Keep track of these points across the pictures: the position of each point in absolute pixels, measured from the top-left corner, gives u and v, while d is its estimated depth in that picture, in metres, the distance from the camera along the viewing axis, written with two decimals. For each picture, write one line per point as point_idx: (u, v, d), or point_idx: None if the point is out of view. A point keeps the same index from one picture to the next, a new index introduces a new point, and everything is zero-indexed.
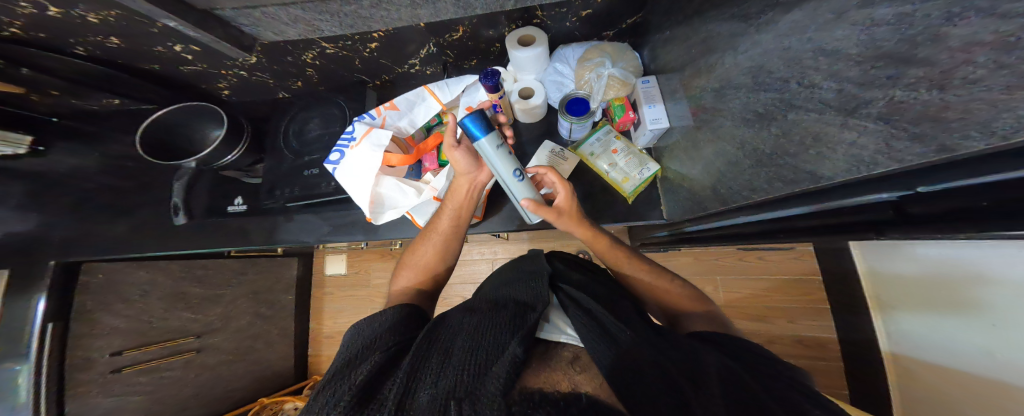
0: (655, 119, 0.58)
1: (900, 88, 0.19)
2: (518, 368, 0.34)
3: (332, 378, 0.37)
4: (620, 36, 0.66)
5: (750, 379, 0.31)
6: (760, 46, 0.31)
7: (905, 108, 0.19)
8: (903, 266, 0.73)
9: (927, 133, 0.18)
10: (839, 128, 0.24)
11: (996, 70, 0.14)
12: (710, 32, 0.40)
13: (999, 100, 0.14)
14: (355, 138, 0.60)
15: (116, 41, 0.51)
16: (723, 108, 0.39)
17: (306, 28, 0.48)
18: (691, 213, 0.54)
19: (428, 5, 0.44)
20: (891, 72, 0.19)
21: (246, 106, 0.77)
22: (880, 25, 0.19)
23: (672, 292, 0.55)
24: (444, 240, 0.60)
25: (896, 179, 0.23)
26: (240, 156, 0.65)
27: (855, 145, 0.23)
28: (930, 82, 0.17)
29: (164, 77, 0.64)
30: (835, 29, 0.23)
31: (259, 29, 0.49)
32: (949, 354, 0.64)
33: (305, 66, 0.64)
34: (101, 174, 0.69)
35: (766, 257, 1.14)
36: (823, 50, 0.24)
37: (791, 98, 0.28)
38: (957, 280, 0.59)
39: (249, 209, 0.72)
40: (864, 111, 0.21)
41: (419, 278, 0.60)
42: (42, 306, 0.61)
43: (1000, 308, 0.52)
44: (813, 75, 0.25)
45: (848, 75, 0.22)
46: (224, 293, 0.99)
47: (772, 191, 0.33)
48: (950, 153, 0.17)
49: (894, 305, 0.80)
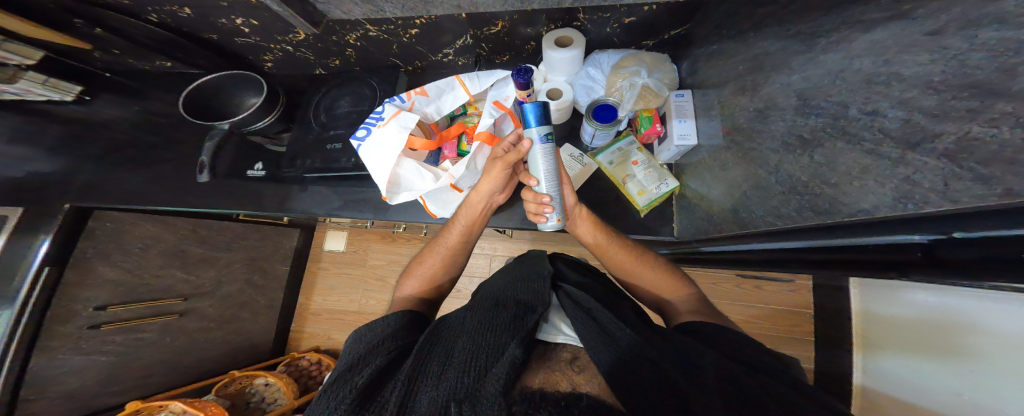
0: (683, 135, 0.57)
1: (979, 123, 0.18)
2: (517, 370, 0.34)
3: (336, 383, 0.37)
4: (659, 47, 0.66)
5: (748, 378, 0.30)
6: (823, 67, 0.30)
7: (978, 146, 0.18)
8: (897, 309, 0.70)
9: (995, 175, 0.18)
10: (894, 162, 0.23)
11: None
12: (764, 50, 0.39)
13: None
14: (383, 118, 0.61)
15: (187, 11, 0.54)
16: (763, 130, 0.38)
17: (370, 8, 0.50)
18: (704, 232, 0.54)
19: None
20: (974, 104, 0.18)
21: (282, 78, 0.78)
22: (979, 51, 0.18)
23: (670, 286, 0.55)
24: (450, 253, 0.63)
25: (932, 222, 0.23)
26: (270, 124, 0.67)
27: (908, 180, 0.22)
28: (1016, 120, 0.17)
29: (216, 45, 0.65)
30: (922, 52, 0.21)
31: (330, 7, 0.51)
32: (918, 394, 0.62)
33: (346, 47, 0.65)
34: (133, 127, 0.72)
35: (763, 287, 1.11)
36: (901, 74, 0.23)
37: (844, 125, 0.27)
38: (946, 325, 0.56)
39: (268, 175, 0.74)
40: (929, 145, 0.21)
41: (421, 287, 0.61)
42: (42, 249, 0.64)
43: (981, 356, 0.49)
44: (879, 101, 0.24)
45: (922, 104, 0.21)
46: (221, 256, 1.02)
47: (801, 221, 0.32)
48: (1015, 198, 0.17)
49: (880, 344, 0.76)
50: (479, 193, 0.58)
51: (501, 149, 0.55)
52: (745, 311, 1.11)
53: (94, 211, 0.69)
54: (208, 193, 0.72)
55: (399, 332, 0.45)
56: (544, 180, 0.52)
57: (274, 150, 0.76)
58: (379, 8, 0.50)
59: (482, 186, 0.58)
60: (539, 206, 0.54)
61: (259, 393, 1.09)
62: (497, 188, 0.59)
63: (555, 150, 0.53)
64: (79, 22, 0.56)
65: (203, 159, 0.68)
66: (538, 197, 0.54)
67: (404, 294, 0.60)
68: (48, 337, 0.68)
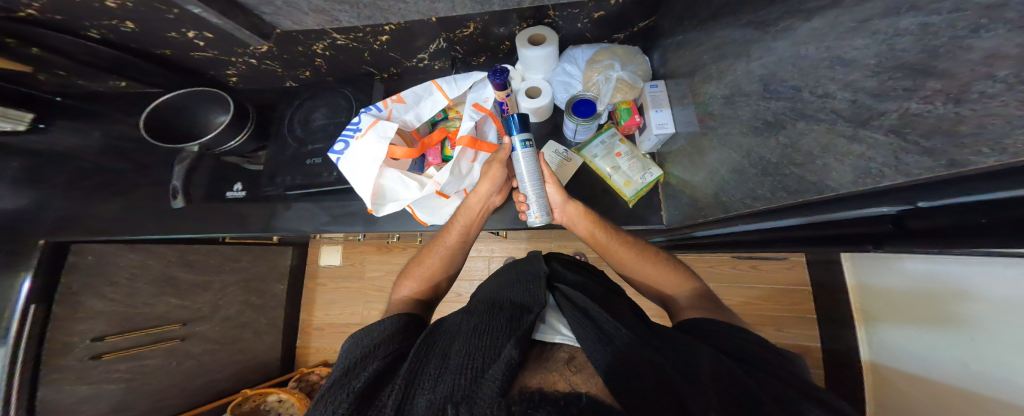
0: (661, 124, 0.58)
1: (915, 101, 0.19)
2: (514, 371, 0.34)
3: (334, 386, 0.37)
4: (632, 40, 0.66)
5: (745, 375, 0.31)
6: (775, 54, 0.31)
7: (917, 121, 0.19)
8: (889, 279, 0.73)
9: (937, 147, 0.18)
10: (848, 140, 0.24)
11: (1015, 85, 0.14)
12: (724, 39, 0.40)
13: (1012, 115, 0.15)
14: (360, 129, 0.60)
15: (130, 25, 0.51)
16: (732, 115, 0.39)
17: (325, 18, 0.49)
18: (692, 218, 0.55)
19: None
20: (908, 84, 0.19)
21: (251, 93, 0.76)
22: (900, 36, 0.19)
23: (670, 280, 0.55)
24: (449, 253, 0.62)
25: (895, 195, 0.24)
26: (242, 142, 0.65)
27: (862, 158, 0.23)
28: (946, 95, 0.17)
29: (169, 61, 0.63)
30: (855, 37, 0.22)
31: (279, 18, 0.50)
32: (925, 365, 0.64)
33: (314, 57, 0.64)
34: (101, 154, 0.69)
35: (761, 266, 1.13)
36: (842, 58, 0.24)
37: (802, 108, 0.28)
38: (941, 293, 0.59)
39: (248, 195, 0.72)
40: (876, 123, 0.21)
41: (419, 287, 0.60)
42: (25, 286, 0.59)
43: (982, 323, 0.51)
44: (827, 84, 0.25)
45: (864, 86, 0.22)
46: (213, 280, 0.97)
47: (777, 201, 0.33)
48: (960, 168, 0.17)
49: (879, 317, 0.79)
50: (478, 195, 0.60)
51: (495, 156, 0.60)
52: (744, 292, 1.13)
53: (74, 245, 0.64)
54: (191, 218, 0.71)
55: (399, 335, 0.45)
56: (523, 180, 0.55)
57: (252, 170, 0.73)
58: (332, 18, 0.49)
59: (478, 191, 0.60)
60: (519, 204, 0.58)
61: (273, 410, 1.09)
62: (495, 189, 0.61)
63: (535, 153, 0.54)
64: (12, 42, 0.52)
65: (176, 184, 0.65)
66: (518, 195, 0.57)
67: (402, 295, 0.60)
68: (50, 371, 0.63)
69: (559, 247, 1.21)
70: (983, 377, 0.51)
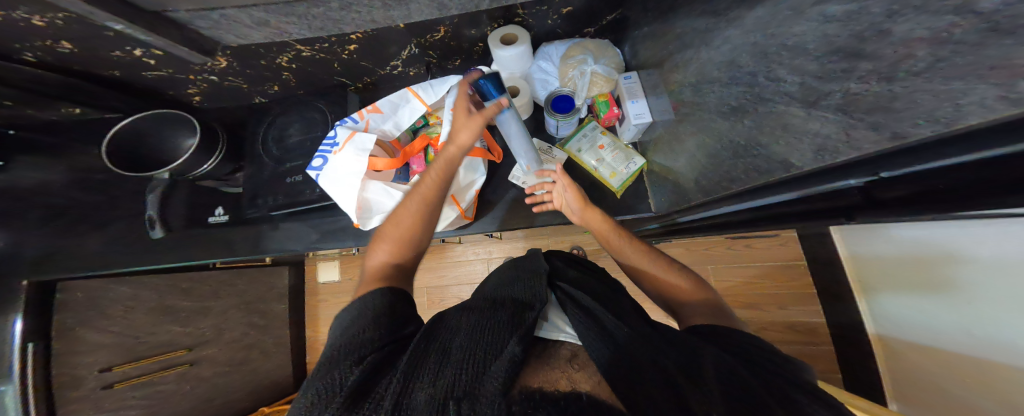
0: (639, 114, 0.59)
1: (854, 81, 0.20)
2: (517, 368, 0.33)
3: (323, 373, 0.36)
4: (602, 33, 0.67)
5: (746, 372, 0.32)
6: (731, 42, 0.32)
7: (859, 99, 0.20)
8: (879, 247, 0.77)
9: (880, 122, 0.19)
10: (803, 120, 0.25)
11: (934, 63, 0.16)
12: (686, 28, 0.42)
13: (939, 90, 0.16)
14: (338, 143, 0.59)
15: (67, 45, 0.45)
16: (701, 102, 0.40)
17: (271, 30, 0.40)
18: (675, 204, 0.57)
19: (396, 6, 0.36)
20: (845, 66, 0.21)
21: (219, 112, 0.73)
22: (832, 21, 0.21)
23: (678, 282, 0.52)
24: (422, 208, 0.55)
25: (854, 168, 0.25)
26: (216, 165, 0.64)
27: (819, 135, 0.24)
28: (878, 75, 0.19)
29: (119, 82, 0.57)
30: (795, 24, 0.24)
31: (220, 32, 0.41)
32: (932, 334, 0.68)
33: (280, 70, 0.62)
34: (70, 187, 0.63)
35: (755, 245, 1.09)
36: (786, 45, 0.25)
37: (759, 92, 0.29)
38: (929, 258, 0.63)
39: (233, 219, 0.70)
40: (824, 103, 0.23)
41: (393, 252, 0.55)
42: (19, 324, 0.53)
43: (970, 284, 0.57)
44: (778, 69, 0.26)
45: (808, 69, 0.24)
46: (213, 305, 0.93)
47: (750, 182, 0.34)
48: (902, 140, 0.18)
49: (875, 286, 0.82)
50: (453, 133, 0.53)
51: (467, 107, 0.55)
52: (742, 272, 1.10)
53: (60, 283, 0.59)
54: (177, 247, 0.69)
55: (386, 316, 0.44)
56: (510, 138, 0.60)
57: (230, 192, 0.72)
58: (284, 32, 0.41)
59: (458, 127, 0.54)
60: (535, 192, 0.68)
61: None
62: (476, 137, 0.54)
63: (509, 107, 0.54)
64: None
65: (150, 214, 0.61)
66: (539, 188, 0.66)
67: (377, 259, 0.56)
68: (65, 403, 0.58)
69: (558, 242, 1.21)
70: (986, 343, 0.56)
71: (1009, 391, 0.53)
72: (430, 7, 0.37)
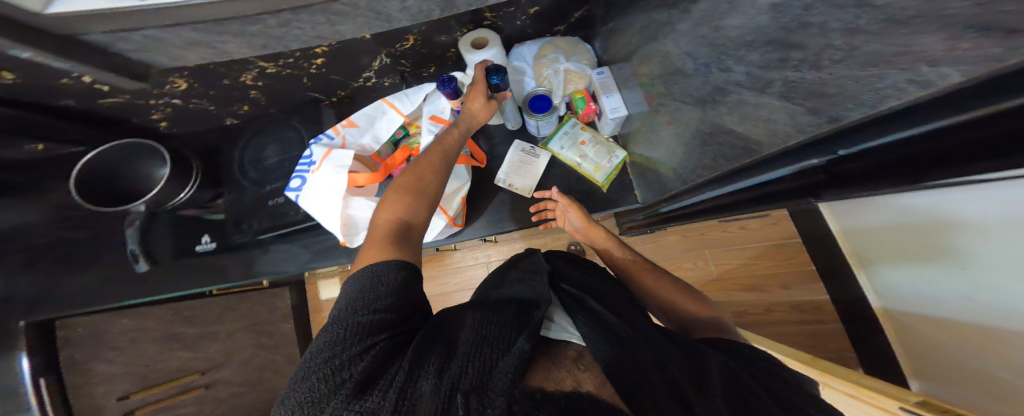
0: (615, 108, 0.59)
1: (790, 70, 0.22)
2: (526, 364, 0.29)
3: (328, 359, 0.31)
4: (571, 31, 0.68)
5: (750, 380, 0.30)
6: (691, 33, 0.34)
7: (797, 86, 0.22)
8: (870, 219, 0.79)
9: (817, 106, 0.21)
10: (755, 107, 0.27)
11: (850, 51, 0.18)
12: (652, 19, 0.43)
13: (858, 76, 0.18)
14: (315, 162, 0.59)
15: (10, 75, 0.41)
16: (674, 91, 0.41)
17: (207, 50, 0.36)
18: (659, 194, 0.57)
19: (351, 19, 0.32)
20: (780, 56, 0.23)
21: (189, 137, 0.70)
22: (762, 13, 0.23)
23: (677, 296, 0.52)
24: (439, 154, 0.56)
25: (813, 149, 0.27)
26: (194, 193, 0.62)
27: (769, 121, 0.26)
28: (808, 63, 0.21)
29: (80, 112, 0.54)
30: (739, 14, 0.26)
31: (152, 54, 0.37)
32: (940, 303, 0.69)
33: (247, 89, 0.60)
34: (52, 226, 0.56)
35: (747, 226, 1.07)
36: (732, 36, 0.28)
37: (717, 83, 0.31)
38: (929, 227, 0.65)
39: (219, 245, 0.69)
40: (770, 90, 0.25)
41: (403, 201, 0.51)
42: (26, 362, 0.48)
43: (974, 251, 0.59)
44: (730, 60, 0.28)
45: (753, 59, 0.26)
46: (218, 330, 0.76)
47: (719, 169, 0.35)
48: (838, 122, 0.20)
49: (873, 257, 0.83)
50: (470, 111, 0.59)
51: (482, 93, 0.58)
52: (738, 254, 1.08)
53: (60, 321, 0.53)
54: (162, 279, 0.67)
55: (403, 295, 0.39)
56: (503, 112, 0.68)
57: (215, 218, 0.70)
58: (222, 51, 0.36)
59: (473, 110, 0.59)
60: (541, 212, 0.70)
61: None
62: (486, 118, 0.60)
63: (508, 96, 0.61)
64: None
65: (132, 248, 0.60)
66: (546, 207, 0.70)
67: (386, 213, 0.50)
68: None
69: (555, 240, 1.21)
70: (993, 309, 0.59)
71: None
72: (387, 19, 0.33)
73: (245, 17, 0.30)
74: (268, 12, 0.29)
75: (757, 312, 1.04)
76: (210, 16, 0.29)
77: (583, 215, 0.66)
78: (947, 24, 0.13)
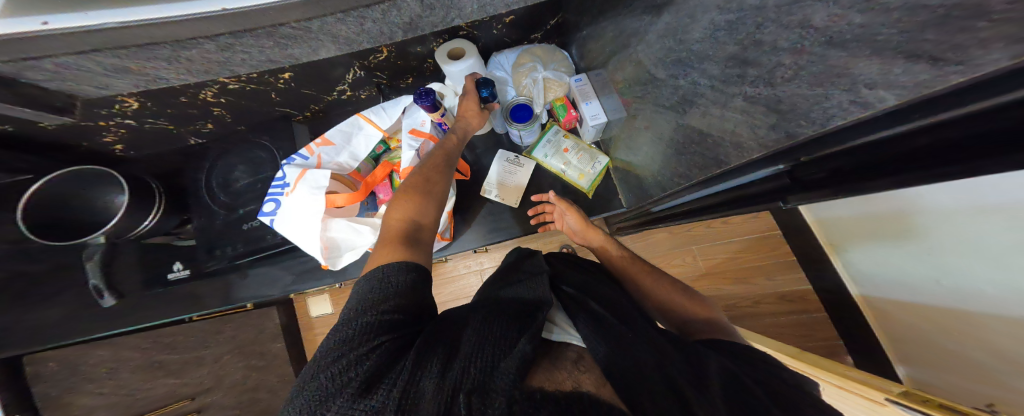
0: (594, 115, 0.59)
1: (748, 86, 0.26)
2: (528, 364, 0.27)
3: (334, 359, 0.29)
4: (548, 38, 0.69)
5: (750, 380, 0.29)
6: (662, 41, 0.35)
7: (755, 100, 0.25)
8: (839, 209, 0.83)
9: (774, 123, 0.25)
10: (722, 120, 0.30)
11: (798, 71, 0.21)
12: (623, 26, 0.44)
13: (805, 94, 0.21)
14: (288, 184, 0.57)
15: None
16: (648, 95, 0.43)
17: (139, 77, 0.31)
18: (643, 199, 0.58)
19: (303, 42, 0.30)
20: (738, 71, 0.26)
21: (149, 160, 0.66)
22: (718, 29, 0.26)
23: (675, 299, 0.52)
24: (443, 154, 0.56)
25: (780, 156, 0.29)
26: (159, 220, 0.58)
27: (735, 135, 0.29)
28: (763, 80, 0.24)
29: (18, 139, 0.48)
30: (701, 27, 0.28)
31: (69, 83, 0.31)
32: (910, 286, 0.72)
33: (210, 106, 0.58)
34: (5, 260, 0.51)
35: (729, 221, 1.10)
36: (693, 49, 0.31)
37: (685, 94, 0.35)
38: (893, 215, 0.68)
39: (193, 273, 0.64)
40: (732, 103, 0.28)
41: (408, 201, 0.49)
42: None
43: (936, 235, 0.62)
44: (694, 72, 0.31)
45: (714, 73, 0.29)
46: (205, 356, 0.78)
47: (697, 175, 0.37)
48: (794, 138, 0.24)
49: (845, 245, 0.87)
50: (464, 120, 0.59)
51: (472, 102, 0.59)
52: (724, 249, 1.10)
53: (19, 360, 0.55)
54: (132, 310, 0.64)
55: (413, 296, 0.37)
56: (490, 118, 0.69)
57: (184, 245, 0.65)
58: (159, 77, 0.32)
59: (468, 116, 0.60)
60: (540, 215, 0.70)
61: None
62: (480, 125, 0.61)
63: (497, 106, 0.63)
64: None
65: (94, 282, 0.56)
66: (545, 209, 0.69)
67: (392, 212, 0.48)
68: None
69: (546, 244, 1.20)
70: (961, 289, 0.62)
71: (1003, 325, 0.57)
72: (346, 42, 0.31)
73: (175, 43, 0.26)
74: (205, 36, 0.26)
75: (746, 305, 1.06)
76: (131, 42, 0.25)
77: (581, 217, 0.65)
78: (881, 48, 0.16)
